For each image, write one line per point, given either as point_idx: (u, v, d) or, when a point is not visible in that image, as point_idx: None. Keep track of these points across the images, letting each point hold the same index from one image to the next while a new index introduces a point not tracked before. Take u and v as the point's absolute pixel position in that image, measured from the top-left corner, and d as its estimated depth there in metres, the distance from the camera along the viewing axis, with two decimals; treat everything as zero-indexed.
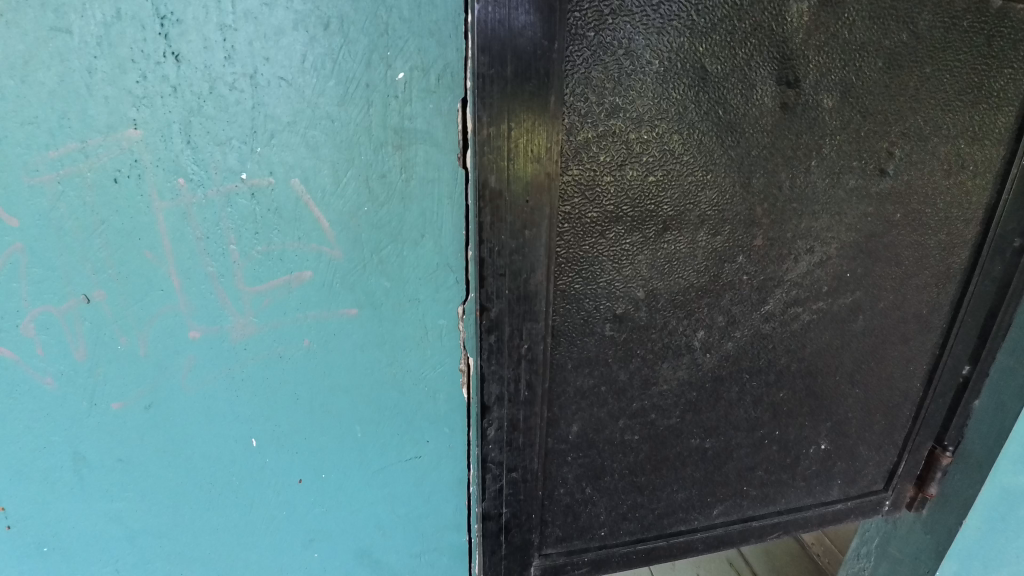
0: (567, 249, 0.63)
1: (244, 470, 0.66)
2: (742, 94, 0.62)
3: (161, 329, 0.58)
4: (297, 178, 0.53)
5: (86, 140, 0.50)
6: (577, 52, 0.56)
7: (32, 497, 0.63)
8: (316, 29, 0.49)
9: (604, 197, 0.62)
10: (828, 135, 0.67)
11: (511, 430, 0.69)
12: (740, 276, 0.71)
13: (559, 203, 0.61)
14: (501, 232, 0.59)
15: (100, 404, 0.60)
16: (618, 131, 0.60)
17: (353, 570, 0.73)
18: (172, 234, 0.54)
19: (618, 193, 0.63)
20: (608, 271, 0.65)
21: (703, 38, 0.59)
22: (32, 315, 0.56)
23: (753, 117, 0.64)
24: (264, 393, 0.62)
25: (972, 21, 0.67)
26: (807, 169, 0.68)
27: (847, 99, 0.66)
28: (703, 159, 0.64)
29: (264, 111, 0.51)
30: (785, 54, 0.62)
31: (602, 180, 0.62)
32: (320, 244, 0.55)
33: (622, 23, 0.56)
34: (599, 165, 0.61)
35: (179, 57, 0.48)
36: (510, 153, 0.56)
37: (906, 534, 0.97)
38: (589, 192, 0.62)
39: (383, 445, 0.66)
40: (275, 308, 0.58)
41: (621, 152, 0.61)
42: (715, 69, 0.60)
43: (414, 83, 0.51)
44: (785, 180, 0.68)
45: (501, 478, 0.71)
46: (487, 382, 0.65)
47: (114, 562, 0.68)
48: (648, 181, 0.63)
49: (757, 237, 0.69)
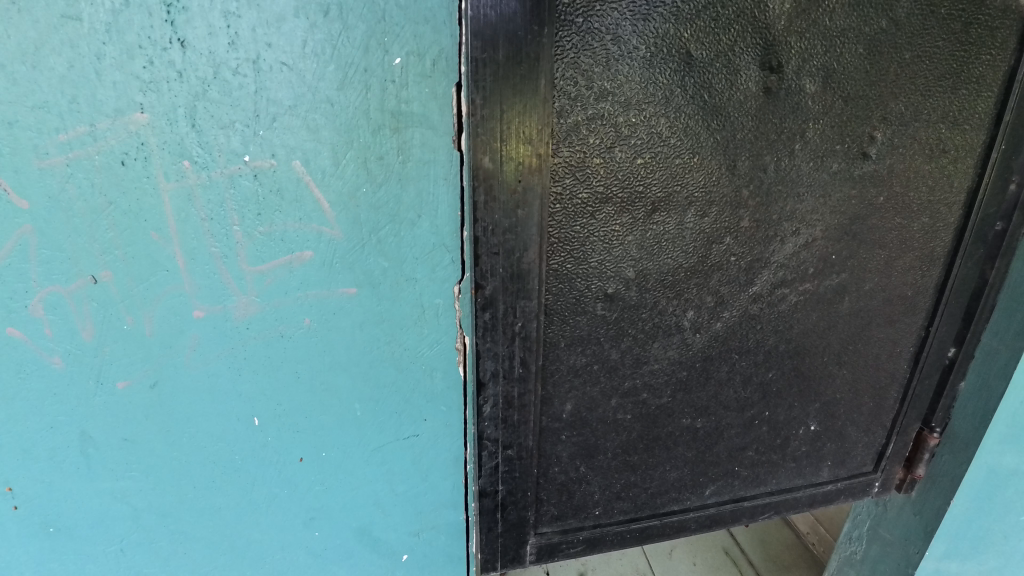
0: (559, 230, 0.65)
1: (247, 449, 0.68)
2: (726, 78, 0.64)
3: (166, 309, 0.60)
4: (298, 159, 0.55)
5: (94, 123, 0.52)
6: (566, 37, 0.58)
7: (39, 476, 0.65)
8: (316, 16, 0.51)
9: (594, 178, 0.64)
10: (811, 119, 0.69)
11: (506, 407, 0.71)
12: (728, 257, 0.73)
13: (550, 184, 0.63)
14: (495, 212, 0.61)
15: (107, 383, 0.62)
16: (607, 114, 0.62)
17: (353, 548, 0.75)
18: (177, 214, 0.56)
19: (607, 175, 0.65)
20: (599, 252, 0.68)
21: (688, 25, 0.61)
22: (40, 295, 0.57)
23: (737, 101, 0.66)
24: (265, 371, 0.64)
25: (950, 9, 0.69)
26: (792, 152, 0.70)
27: (829, 84, 0.68)
28: (689, 142, 0.66)
29: (266, 95, 0.53)
30: (768, 40, 0.64)
31: (592, 162, 0.64)
32: (321, 225, 0.57)
33: (608, 9, 0.58)
34: (589, 148, 0.63)
35: (184, 43, 0.50)
36: (503, 135, 0.58)
37: (896, 515, 0.99)
38: (579, 173, 0.64)
39: (381, 422, 0.68)
40: (277, 287, 0.60)
41: (610, 134, 0.63)
42: (700, 54, 0.63)
43: (411, 68, 0.53)
44: (770, 163, 0.70)
45: (497, 455, 0.73)
46: (482, 359, 0.67)
47: (118, 541, 0.70)
48: (636, 164, 0.65)
49: (744, 219, 0.72)
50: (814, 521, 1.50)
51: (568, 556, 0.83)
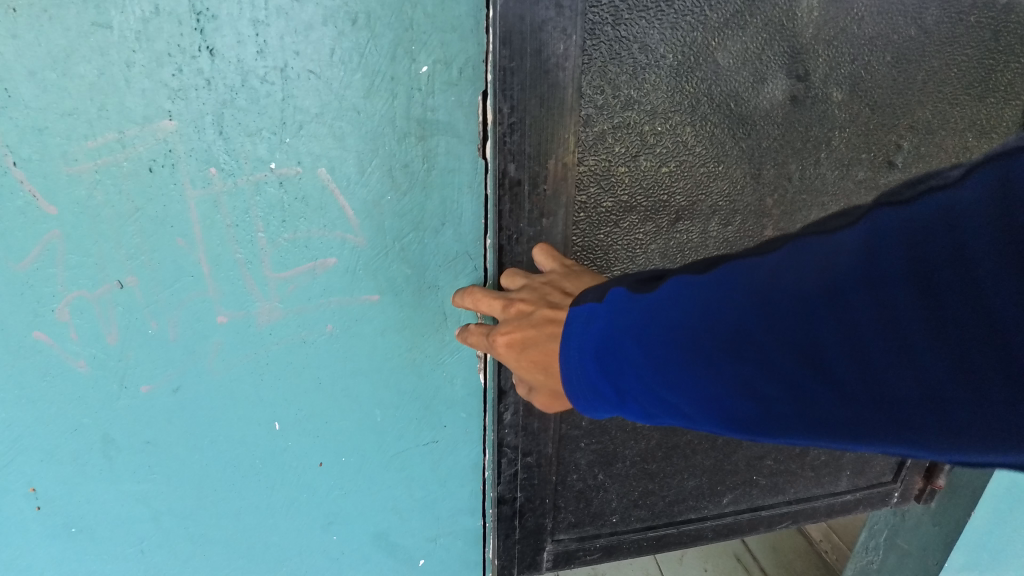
0: (583, 238, 0.65)
1: (267, 454, 0.68)
2: (752, 87, 0.65)
3: (191, 314, 0.60)
4: (324, 167, 0.55)
5: (122, 131, 0.53)
6: (594, 46, 0.58)
7: (62, 478, 0.66)
8: (344, 24, 0.50)
9: (619, 187, 0.64)
10: (837, 128, 0.70)
11: (526, 414, 0.70)
12: None
13: (575, 192, 0.63)
14: (520, 219, 0.61)
15: (131, 387, 0.63)
16: (632, 122, 0.62)
17: (370, 553, 0.75)
18: (203, 221, 0.56)
19: (632, 184, 0.65)
20: (620, 261, 0.68)
21: (715, 34, 0.61)
22: (66, 300, 0.58)
23: (763, 109, 0.66)
24: (287, 377, 0.64)
25: (980, 16, 0.69)
26: (817, 161, 0.71)
27: (855, 93, 0.69)
28: (714, 151, 0.67)
29: (293, 103, 0.53)
30: (795, 48, 0.65)
31: (617, 170, 0.64)
32: (345, 232, 0.58)
33: (637, 19, 0.58)
34: (615, 156, 0.63)
35: (214, 52, 0.51)
36: (528, 144, 0.58)
37: (915, 525, 0.98)
38: (604, 182, 0.64)
39: (401, 429, 0.68)
40: (301, 293, 0.60)
41: (636, 143, 0.63)
42: (727, 63, 0.63)
43: (437, 76, 0.53)
44: (795, 172, 0.71)
45: (517, 462, 0.72)
46: (503, 366, 0.66)
47: (138, 543, 0.71)
48: (660, 173, 0.66)
49: (767, 227, 0.73)
50: (827, 529, 1.49)
51: (585, 564, 0.83)
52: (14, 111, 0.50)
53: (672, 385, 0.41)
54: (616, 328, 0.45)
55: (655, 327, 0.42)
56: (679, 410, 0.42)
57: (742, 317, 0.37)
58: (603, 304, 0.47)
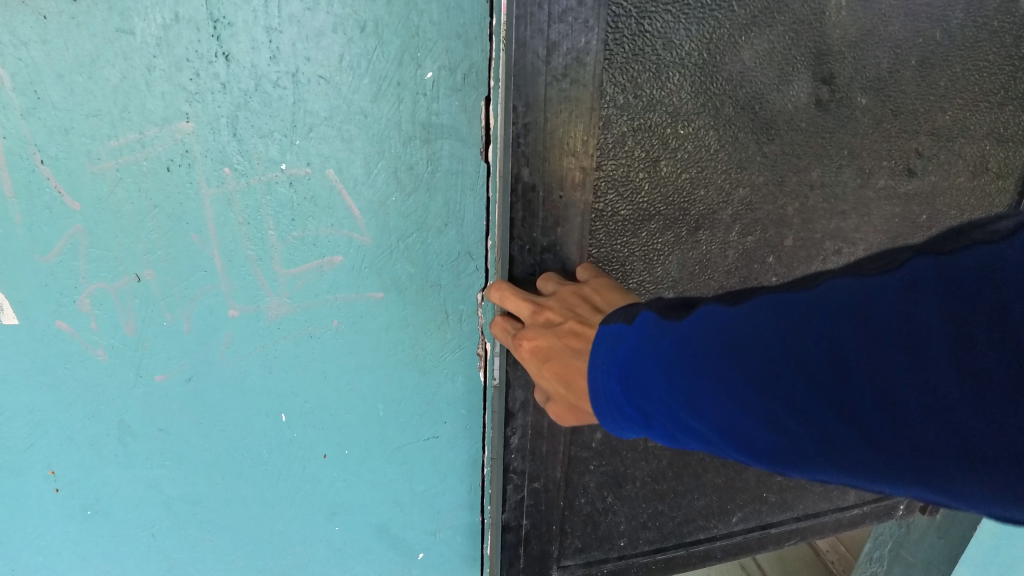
0: (600, 246, 0.66)
1: (274, 444, 0.70)
2: (777, 89, 0.65)
3: (204, 307, 0.63)
4: (332, 168, 0.57)
5: (143, 131, 0.55)
6: (616, 42, 0.58)
7: (80, 462, 0.69)
8: (353, 31, 0.52)
9: (638, 193, 0.65)
10: (860, 133, 0.71)
11: (534, 437, 0.71)
12: (770, 275, 0.75)
13: (593, 198, 0.63)
14: (533, 230, 0.62)
15: (146, 375, 0.66)
16: (654, 124, 0.63)
17: (371, 544, 0.77)
18: (216, 218, 0.59)
19: (651, 190, 0.65)
20: (636, 269, 0.68)
21: (741, 33, 0.62)
22: (88, 291, 0.61)
23: (787, 113, 0.67)
24: (293, 370, 0.66)
25: (1002, 22, 0.69)
26: (839, 168, 0.72)
27: (879, 97, 0.69)
28: (737, 156, 0.67)
29: (304, 107, 0.55)
30: (821, 49, 0.65)
31: (637, 175, 0.64)
32: (351, 231, 0.60)
33: (662, 17, 0.59)
34: (634, 160, 0.63)
35: (229, 57, 0.53)
36: (545, 148, 0.59)
37: (919, 538, 0.98)
38: (623, 188, 0.64)
39: (402, 424, 0.70)
40: (308, 289, 0.62)
41: (657, 147, 0.64)
42: (752, 64, 0.64)
43: (442, 82, 0.55)
44: (817, 179, 0.71)
45: (524, 488, 0.73)
46: (513, 388, 0.67)
47: (150, 526, 0.74)
48: (682, 178, 0.66)
49: (787, 237, 0.73)
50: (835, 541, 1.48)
51: None
52: (42, 111, 0.53)
53: (695, 415, 0.39)
54: (640, 350, 0.44)
55: (675, 354, 0.40)
56: (708, 441, 0.40)
57: (764, 351, 0.35)
58: (632, 327, 0.46)
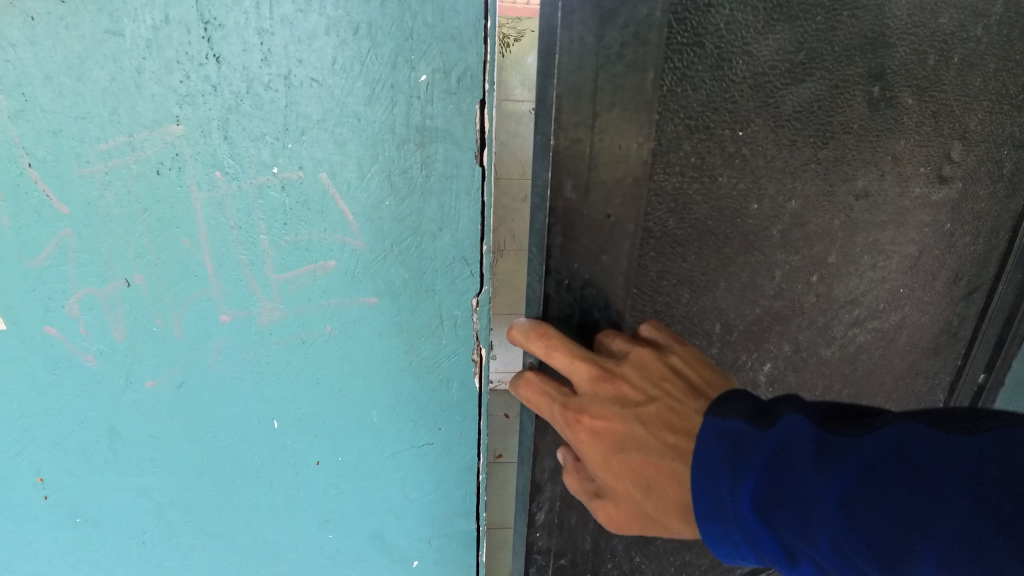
0: (647, 270, 0.61)
1: (267, 451, 0.69)
2: (835, 89, 0.64)
3: (195, 312, 0.62)
4: (325, 172, 0.56)
5: (133, 134, 0.54)
6: (682, 28, 0.51)
7: (70, 469, 0.68)
8: (346, 34, 0.52)
9: (689, 206, 0.61)
10: (903, 134, 0.71)
11: (561, 510, 0.70)
12: (812, 295, 0.75)
13: (648, 219, 0.58)
14: (573, 261, 0.58)
15: (136, 382, 0.65)
16: (711, 129, 0.59)
17: (365, 552, 0.76)
18: (208, 222, 0.58)
19: (703, 202, 0.62)
20: (685, 292, 0.66)
21: (809, 26, 0.59)
22: (77, 296, 0.60)
23: (841, 115, 0.66)
24: (286, 375, 0.65)
25: None
26: (882, 175, 0.72)
27: (923, 96, 0.69)
28: (792, 163, 0.66)
29: (297, 110, 0.54)
30: (879, 44, 0.64)
31: (689, 187, 0.60)
32: (344, 235, 0.58)
33: (731, 1, 0.54)
34: (688, 170, 0.59)
35: (220, 59, 0.52)
36: (592, 154, 0.54)
37: None
38: (673, 202, 0.60)
39: (397, 430, 0.69)
40: (301, 294, 0.61)
41: (713, 154, 0.60)
42: (816, 62, 0.61)
43: (436, 85, 0.54)
44: (862, 186, 0.71)
45: (547, 565, 0.73)
46: (541, 457, 0.66)
47: (141, 534, 0.73)
48: (738, 187, 0.64)
49: (831, 253, 0.74)
50: None
51: None
52: (30, 114, 0.52)
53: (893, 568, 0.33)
54: (797, 472, 0.38)
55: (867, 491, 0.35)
56: None
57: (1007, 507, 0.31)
58: (771, 437, 0.40)
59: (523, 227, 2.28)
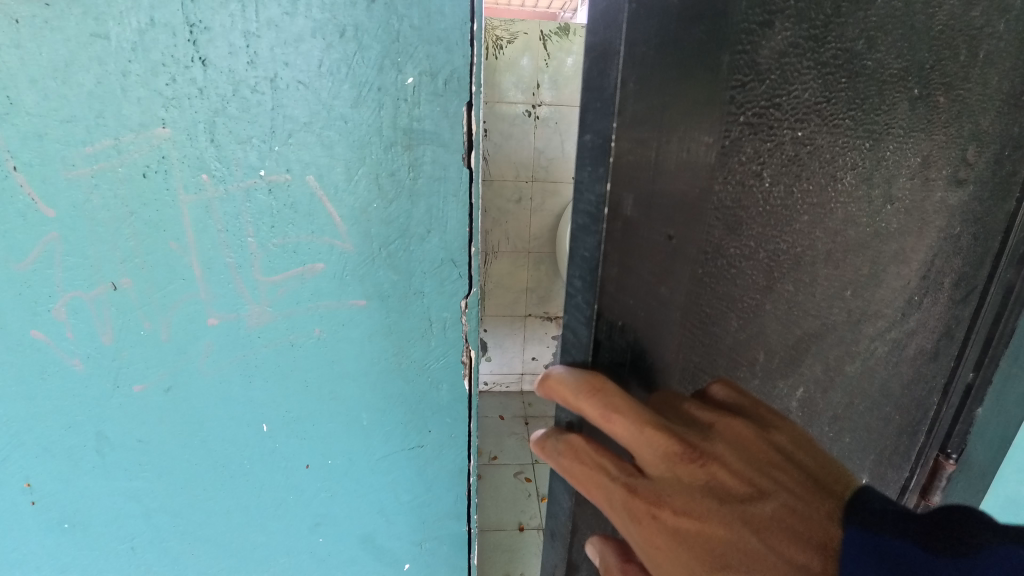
0: (701, 306, 0.48)
1: (256, 454, 0.69)
2: (913, 80, 0.52)
3: (183, 315, 0.62)
4: (312, 175, 0.56)
5: (118, 137, 0.54)
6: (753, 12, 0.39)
7: (59, 474, 0.67)
8: (333, 37, 0.52)
9: (750, 229, 0.47)
10: (982, 127, 0.58)
11: None
12: (878, 320, 0.62)
13: (709, 259, 0.46)
14: (627, 297, 0.44)
15: (123, 386, 0.64)
16: (781, 133, 0.45)
17: (357, 556, 0.76)
18: (195, 225, 0.58)
19: (765, 225, 0.48)
20: (742, 323, 0.52)
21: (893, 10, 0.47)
22: (63, 300, 0.59)
23: (917, 110, 0.53)
24: (274, 378, 0.65)
25: None
26: (955, 177, 0.60)
27: (1006, 80, 0.57)
28: (866, 170, 0.52)
29: (283, 113, 0.54)
30: (960, 21, 0.53)
31: (751, 202, 0.46)
32: (332, 238, 0.58)
33: None
34: (752, 181, 0.45)
35: (206, 62, 0.52)
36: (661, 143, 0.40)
37: None
38: (733, 222, 0.46)
39: (387, 433, 0.68)
40: (289, 297, 0.61)
41: (782, 162, 0.46)
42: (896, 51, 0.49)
43: (423, 87, 0.54)
44: (932, 190, 0.59)
45: None
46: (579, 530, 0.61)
47: (130, 540, 0.72)
48: (814, 167, 0.48)
49: (905, 273, 0.62)
50: None
51: None
52: (15, 117, 0.52)
53: None
54: None
55: None
56: None
57: None
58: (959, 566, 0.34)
59: (518, 229, 2.25)
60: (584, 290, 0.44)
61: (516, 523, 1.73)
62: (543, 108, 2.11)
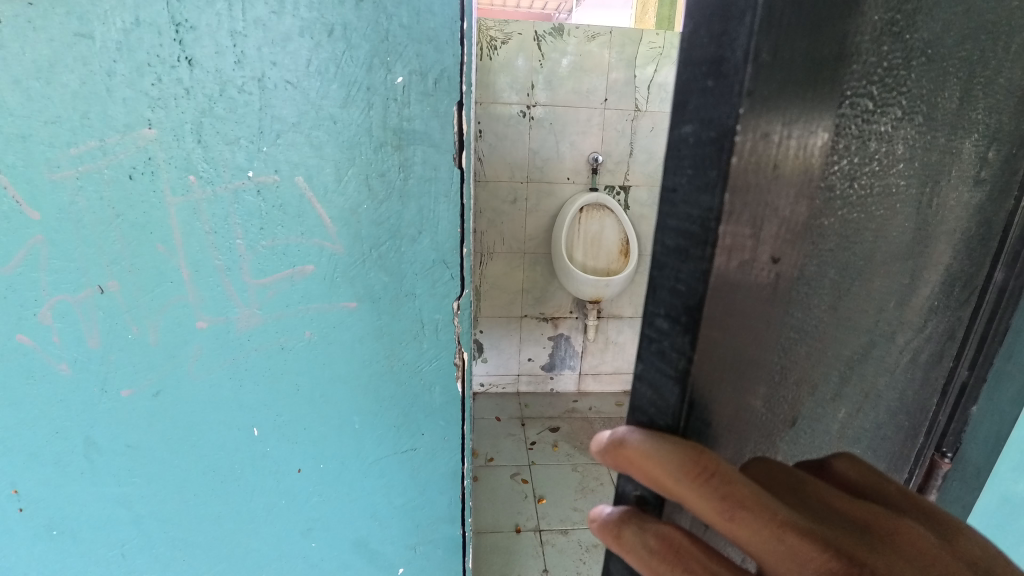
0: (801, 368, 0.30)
1: (247, 459, 0.68)
2: None
3: (172, 319, 0.61)
4: (301, 176, 0.55)
5: (104, 138, 0.54)
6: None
7: (46, 481, 0.66)
8: (321, 36, 0.51)
9: (833, 315, 0.30)
10: None
11: None
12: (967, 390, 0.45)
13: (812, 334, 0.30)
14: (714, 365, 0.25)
15: (111, 391, 0.63)
16: (885, 170, 0.28)
17: (350, 560, 0.75)
18: (183, 227, 0.57)
19: (852, 305, 0.31)
20: (852, 393, 0.36)
21: None
22: (49, 304, 0.58)
23: None
24: (264, 382, 0.64)
25: None
26: None
27: None
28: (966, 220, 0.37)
29: (271, 113, 0.53)
30: None
31: (837, 277, 0.29)
32: (322, 239, 0.57)
33: None
34: (843, 242, 0.28)
35: (192, 62, 0.52)
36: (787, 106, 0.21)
37: None
38: (818, 288, 0.28)
39: (379, 436, 0.67)
40: (279, 299, 0.60)
41: (882, 216, 0.30)
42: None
43: (413, 87, 0.53)
44: None
45: None
46: None
47: (120, 546, 0.71)
48: (940, 184, 0.33)
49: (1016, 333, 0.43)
50: None
51: None
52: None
53: None
54: None
55: None
56: None
57: None
58: None
59: (513, 230, 2.25)
60: (676, 332, 0.23)
61: (513, 525, 1.72)
62: (537, 109, 2.10)
